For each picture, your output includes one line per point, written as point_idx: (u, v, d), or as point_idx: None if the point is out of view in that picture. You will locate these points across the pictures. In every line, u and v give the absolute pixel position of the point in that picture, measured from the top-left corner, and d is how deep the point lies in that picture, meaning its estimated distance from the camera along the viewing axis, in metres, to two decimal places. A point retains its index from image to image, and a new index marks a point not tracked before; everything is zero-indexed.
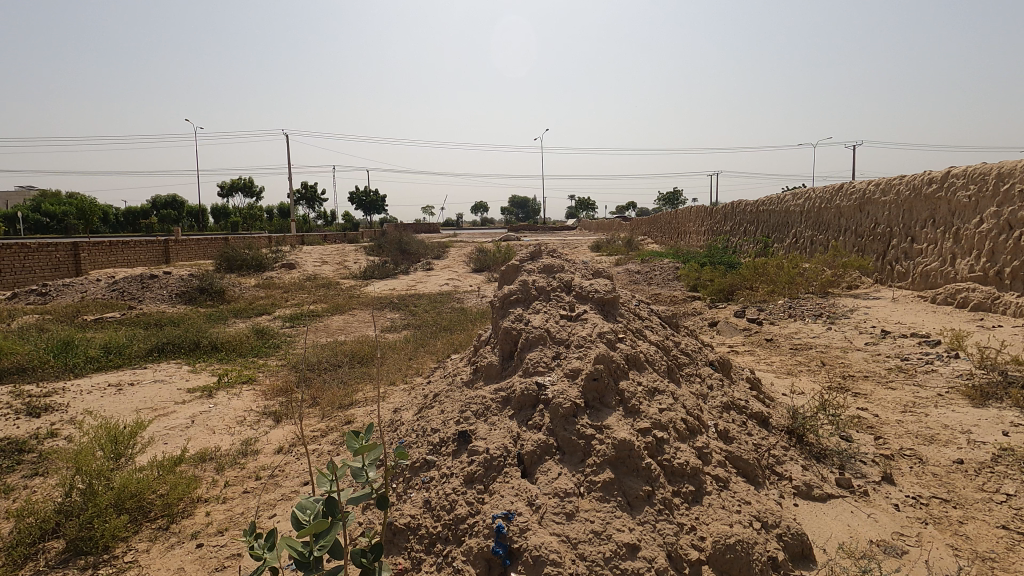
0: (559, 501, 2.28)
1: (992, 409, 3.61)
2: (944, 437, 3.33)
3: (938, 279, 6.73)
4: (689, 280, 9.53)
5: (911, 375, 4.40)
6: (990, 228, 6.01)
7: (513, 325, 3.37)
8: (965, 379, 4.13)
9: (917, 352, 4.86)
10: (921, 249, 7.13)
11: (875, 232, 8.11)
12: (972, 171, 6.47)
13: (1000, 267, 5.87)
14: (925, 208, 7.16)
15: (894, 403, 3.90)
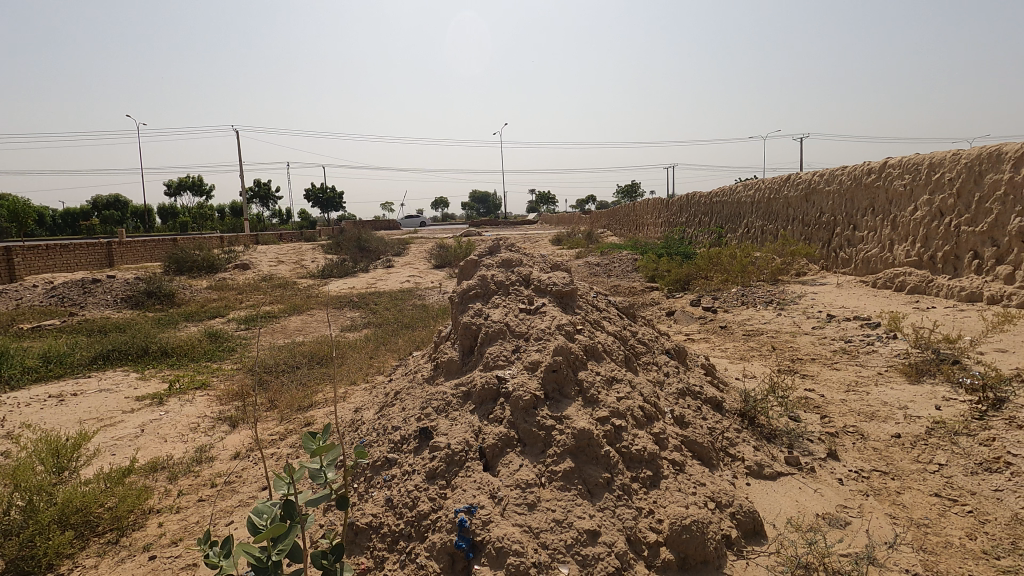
0: (520, 492, 2.31)
1: (926, 385, 3.84)
2: (883, 413, 3.53)
3: (878, 264, 7.09)
4: (648, 271, 9.71)
5: (854, 357, 4.63)
6: (924, 215, 6.35)
7: (473, 320, 3.37)
8: (902, 358, 4.37)
9: (859, 334, 5.12)
10: (862, 237, 7.50)
11: (821, 222, 8.48)
12: (907, 162, 6.80)
13: (933, 252, 6.22)
14: (864, 197, 7.52)
15: (838, 383, 4.10)
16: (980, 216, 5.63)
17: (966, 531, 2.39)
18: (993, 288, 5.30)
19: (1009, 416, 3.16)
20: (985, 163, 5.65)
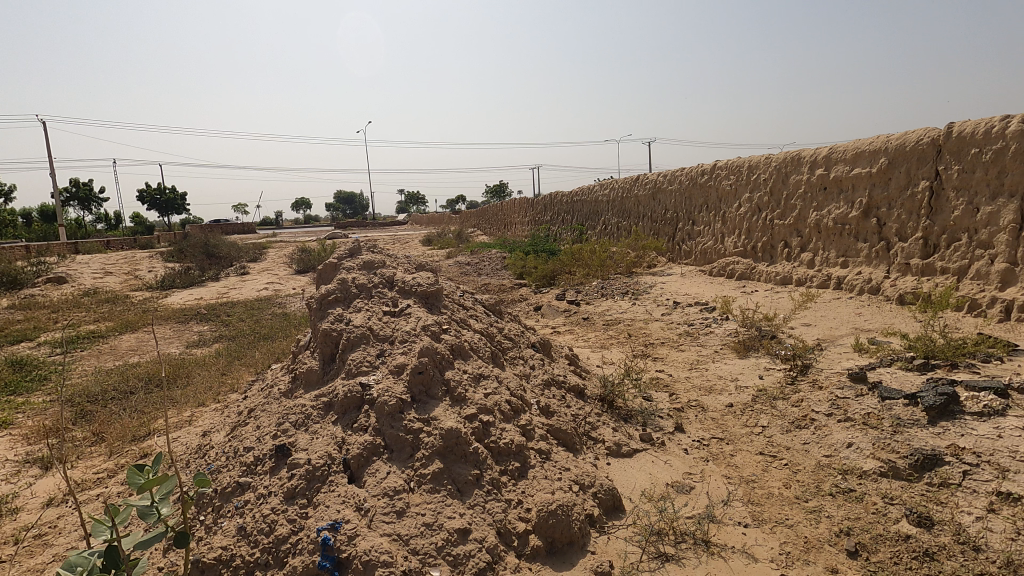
0: (388, 501, 2.24)
1: (751, 358, 4.40)
2: (719, 386, 3.98)
3: (713, 255, 7.99)
4: (516, 269, 10.00)
5: (695, 338, 5.17)
6: (746, 211, 7.28)
7: (333, 326, 3.20)
8: (733, 336, 4.98)
9: (699, 318, 5.73)
10: (699, 230, 8.41)
11: (666, 218, 9.36)
12: (731, 164, 7.74)
13: (754, 242, 7.16)
14: (700, 195, 8.44)
15: (683, 362, 4.56)
16: (788, 211, 6.58)
17: (783, 482, 2.78)
18: (799, 272, 6.24)
19: (812, 380, 3.73)
20: (789, 167, 6.59)
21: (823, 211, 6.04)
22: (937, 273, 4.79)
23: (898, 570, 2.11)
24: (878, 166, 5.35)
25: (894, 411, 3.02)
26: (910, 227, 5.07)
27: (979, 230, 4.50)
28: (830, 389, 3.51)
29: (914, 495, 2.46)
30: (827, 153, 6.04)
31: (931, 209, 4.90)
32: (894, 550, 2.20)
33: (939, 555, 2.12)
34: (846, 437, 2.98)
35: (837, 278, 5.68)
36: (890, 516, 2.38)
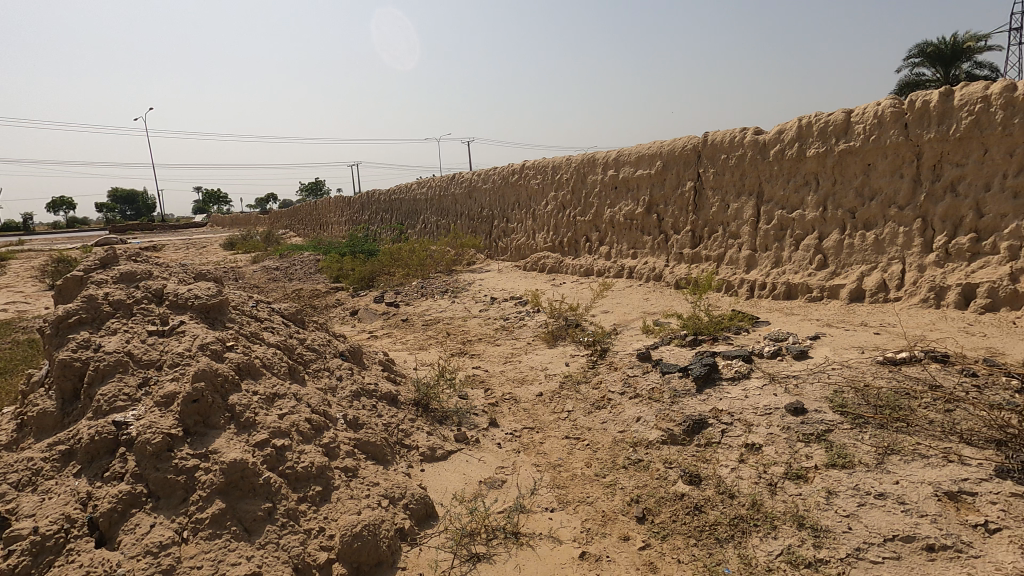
0: (151, 561, 1.87)
1: (559, 347, 4.68)
2: (530, 377, 4.16)
3: (526, 251, 8.40)
4: (332, 272, 9.40)
5: (510, 331, 5.35)
6: (552, 208, 7.79)
7: (75, 355, 2.59)
8: (543, 326, 5.24)
9: (513, 312, 5.95)
10: (513, 228, 8.80)
11: (483, 216, 9.62)
12: (538, 164, 8.20)
13: (560, 238, 7.68)
14: (512, 194, 8.82)
15: (498, 357, 4.68)
16: (587, 208, 7.18)
17: (585, 462, 2.98)
18: (599, 263, 6.86)
19: (609, 362, 4.09)
20: (586, 167, 7.19)
21: (615, 208, 6.71)
22: (702, 261, 5.62)
23: (675, 527, 2.39)
24: (656, 168, 6.10)
25: (671, 384, 3.44)
26: (682, 221, 5.87)
27: (729, 223, 5.38)
28: (623, 369, 3.87)
29: (687, 456, 2.80)
30: (616, 156, 6.71)
31: (696, 205, 5.73)
32: (672, 509, 2.48)
33: (705, 507, 2.45)
34: (636, 411, 3.30)
35: (629, 268, 6.37)
36: (669, 479, 2.68)
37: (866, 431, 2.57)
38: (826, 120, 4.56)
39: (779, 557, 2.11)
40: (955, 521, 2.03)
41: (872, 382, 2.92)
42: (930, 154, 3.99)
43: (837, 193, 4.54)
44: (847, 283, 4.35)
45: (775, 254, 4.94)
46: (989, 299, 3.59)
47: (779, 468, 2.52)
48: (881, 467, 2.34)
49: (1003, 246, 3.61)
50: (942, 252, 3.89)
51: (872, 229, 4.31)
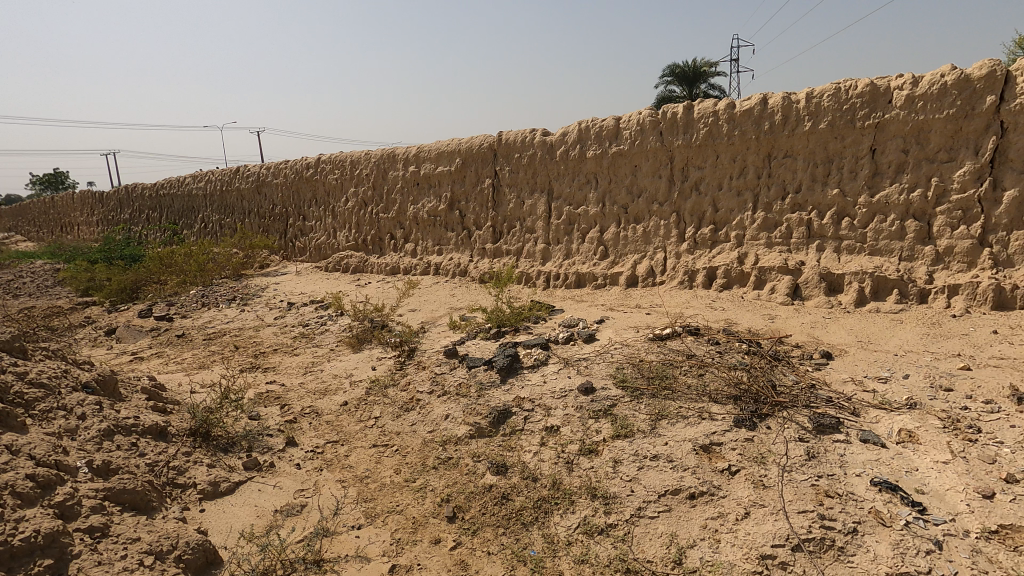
0: None
1: (365, 350, 4.44)
2: (333, 386, 3.87)
3: (327, 250, 7.88)
4: (78, 283, 7.68)
5: (310, 339, 4.93)
6: (353, 205, 7.42)
7: None
8: (347, 330, 4.91)
9: (314, 317, 5.51)
10: (311, 226, 8.18)
11: (276, 214, 8.78)
12: (334, 158, 7.71)
13: (364, 236, 7.36)
14: (307, 189, 8.19)
15: (297, 368, 4.27)
16: (390, 205, 6.99)
17: (394, 469, 2.86)
18: (405, 261, 6.73)
19: (417, 361, 4.01)
20: (386, 163, 6.99)
21: (418, 204, 6.64)
22: (503, 255, 5.86)
23: (485, 520, 2.42)
24: (456, 165, 6.17)
25: (478, 378, 3.50)
26: (483, 217, 6.05)
27: (526, 218, 5.70)
28: (431, 367, 3.82)
29: (495, 447, 2.87)
30: (416, 152, 6.63)
31: (495, 202, 5.95)
32: (481, 502, 2.52)
33: (512, 494, 2.53)
34: (445, 409, 3.28)
35: (436, 264, 6.37)
36: (477, 473, 2.72)
37: (642, 401, 2.92)
38: (600, 125, 5.08)
39: (577, 530, 2.27)
40: (708, 469, 2.40)
41: (645, 358, 3.33)
42: (679, 158, 4.70)
43: (612, 191, 5.09)
44: (624, 271, 4.92)
45: (566, 247, 5.38)
46: (725, 279, 4.37)
47: (575, 445, 2.72)
48: (654, 431, 2.67)
49: (732, 235, 4.42)
50: (692, 242, 4.63)
51: (641, 223, 4.94)
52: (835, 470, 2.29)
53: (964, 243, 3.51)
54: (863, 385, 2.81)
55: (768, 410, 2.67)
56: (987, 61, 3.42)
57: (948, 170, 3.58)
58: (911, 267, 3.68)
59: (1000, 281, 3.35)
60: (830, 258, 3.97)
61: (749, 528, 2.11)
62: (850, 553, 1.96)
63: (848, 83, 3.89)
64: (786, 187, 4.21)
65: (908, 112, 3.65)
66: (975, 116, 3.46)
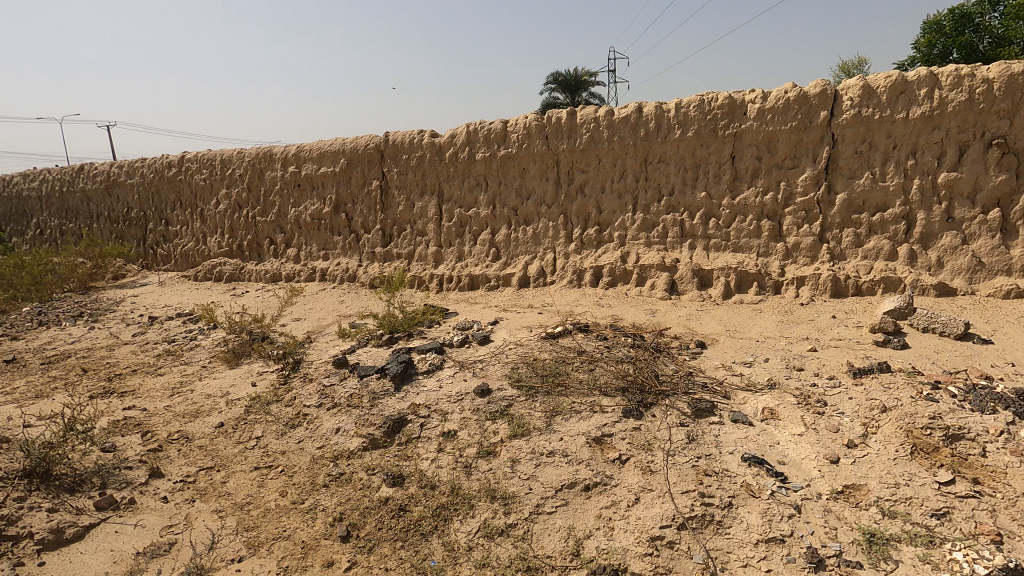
0: None
1: (243, 365, 4.07)
2: (207, 407, 3.51)
3: (196, 258, 7.16)
4: None
5: (177, 356, 4.43)
6: (225, 208, 6.81)
7: None
8: (222, 345, 4.48)
9: (181, 332, 4.97)
10: (176, 231, 7.40)
11: (132, 218, 7.83)
12: (201, 157, 7.03)
13: (239, 241, 6.78)
14: (170, 191, 7.40)
15: (161, 390, 3.81)
16: (268, 207, 6.52)
17: (279, 492, 2.65)
18: (287, 267, 6.31)
19: (303, 373, 3.75)
20: (263, 162, 6.50)
21: (300, 207, 6.26)
22: (394, 259, 5.70)
23: (381, 535, 2.32)
24: (340, 166, 5.89)
25: (370, 387, 3.36)
26: (371, 220, 5.83)
27: (416, 221, 5.59)
28: (318, 379, 3.60)
29: (390, 458, 2.76)
30: (295, 152, 6.24)
31: (383, 204, 5.77)
32: (377, 517, 2.41)
33: (409, 505, 2.44)
34: (335, 423, 3.10)
35: (321, 270, 6.04)
36: (372, 486, 2.60)
37: (537, 399, 2.97)
38: (488, 127, 5.11)
39: (477, 534, 2.25)
40: (602, 460, 2.50)
41: (539, 356, 3.39)
42: (565, 162, 4.87)
43: (502, 193, 5.15)
44: (516, 272, 5.00)
45: (458, 249, 5.35)
46: (610, 277, 4.60)
47: (473, 448, 2.70)
48: (550, 428, 2.73)
49: (615, 235, 4.66)
50: (579, 242, 4.81)
51: (530, 224, 5.04)
52: (712, 450, 2.48)
53: (807, 240, 4.00)
54: (732, 370, 3.08)
55: (652, 399, 2.84)
56: (820, 81, 3.92)
57: (793, 175, 4.05)
58: (767, 262, 4.12)
59: (836, 272, 3.86)
60: (701, 255, 4.33)
61: (640, 513, 2.22)
62: (727, 525, 2.13)
63: (710, 95, 4.26)
64: (661, 190, 4.52)
65: (760, 124, 4.08)
66: (812, 129, 3.95)
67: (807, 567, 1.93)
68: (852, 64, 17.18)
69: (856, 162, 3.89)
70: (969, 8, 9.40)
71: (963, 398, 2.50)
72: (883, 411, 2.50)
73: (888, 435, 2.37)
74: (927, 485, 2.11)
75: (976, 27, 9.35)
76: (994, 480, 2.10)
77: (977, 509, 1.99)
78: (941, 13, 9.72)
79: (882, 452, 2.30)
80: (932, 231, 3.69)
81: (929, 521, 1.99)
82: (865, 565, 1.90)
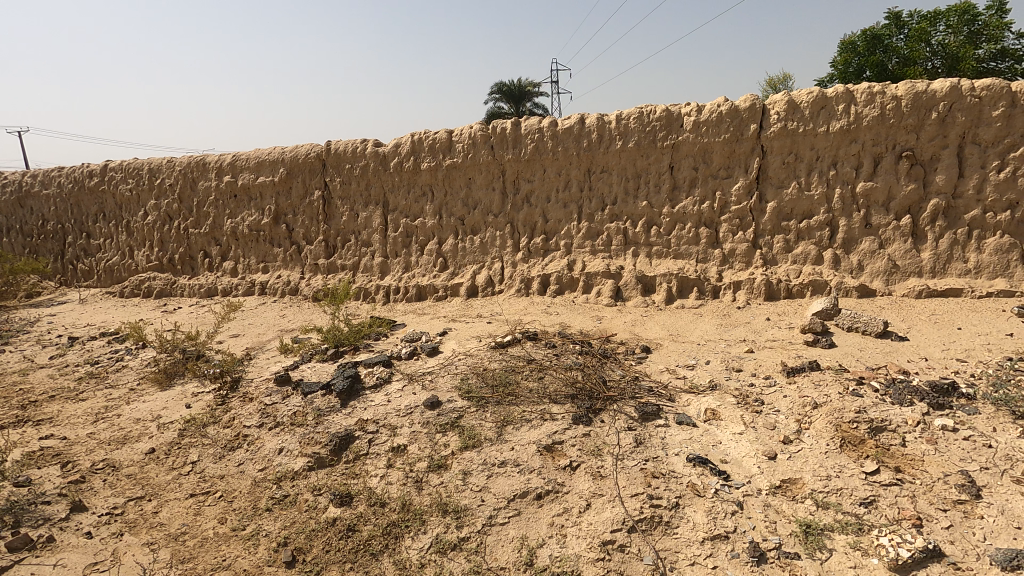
0: None
1: (176, 386, 3.84)
2: (136, 432, 3.29)
3: (121, 272, 6.72)
4: None
5: (102, 378, 4.13)
6: (155, 220, 6.45)
7: None
8: (152, 365, 4.22)
9: (107, 353, 4.64)
10: (99, 245, 6.93)
11: (48, 231, 7.28)
12: (127, 166, 6.64)
13: (170, 254, 6.42)
14: (92, 202, 6.94)
15: (84, 416, 3.54)
16: (202, 219, 6.22)
17: (217, 519, 2.52)
18: (224, 281, 6.03)
19: (242, 392, 3.58)
20: (195, 172, 6.21)
21: (237, 218, 6.01)
22: (338, 270, 5.56)
23: (329, 557, 2.24)
24: (279, 175, 5.70)
25: (315, 404, 3.24)
26: (313, 231, 5.67)
27: (361, 232, 5.48)
28: (259, 398, 3.44)
29: (337, 476, 2.68)
30: (231, 161, 5.99)
31: (326, 215, 5.62)
32: (324, 539, 2.33)
33: (358, 524, 2.37)
34: (278, 443, 2.98)
35: (261, 283, 5.81)
36: (319, 507, 2.51)
37: (488, 409, 2.96)
38: (433, 137, 5.08)
39: (429, 550, 2.21)
40: (553, 468, 2.52)
41: (489, 366, 3.39)
42: (511, 171, 4.91)
43: (448, 203, 5.13)
44: (464, 281, 4.98)
45: (405, 259, 5.29)
46: (558, 285, 4.67)
47: (423, 462, 2.66)
48: (501, 438, 2.73)
49: (561, 244, 4.74)
50: (526, 251, 4.86)
51: (478, 234, 5.05)
52: (658, 452, 2.55)
53: (742, 246, 4.20)
54: (675, 373, 3.18)
55: (600, 405, 2.89)
56: (749, 95, 4.13)
57: (727, 185, 4.24)
58: (706, 268, 4.29)
59: (769, 276, 4.07)
60: (644, 263, 4.46)
61: (591, 518, 2.25)
62: (675, 526, 2.19)
63: (649, 108, 4.41)
64: (605, 199, 4.63)
65: (696, 135, 4.25)
66: (744, 141, 4.16)
67: (749, 561, 2.01)
68: (777, 79, 18.31)
69: (784, 173, 4.13)
70: (878, 30, 10.21)
71: (884, 392, 2.69)
72: (814, 407, 2.65)
73: (819, 430, 2.51)
74: (855, 475, 2.25)
75: (886, 48, 10.16)
76: (913, 467, 2.26)
77: (899, 496, 2.14)
78: (855, 35, 10.50)
79: (815, 446, 2.43)
80: (853, 237, 3.96)
81: (859, 509, 2.12)
82: (802, 555, 2.00)
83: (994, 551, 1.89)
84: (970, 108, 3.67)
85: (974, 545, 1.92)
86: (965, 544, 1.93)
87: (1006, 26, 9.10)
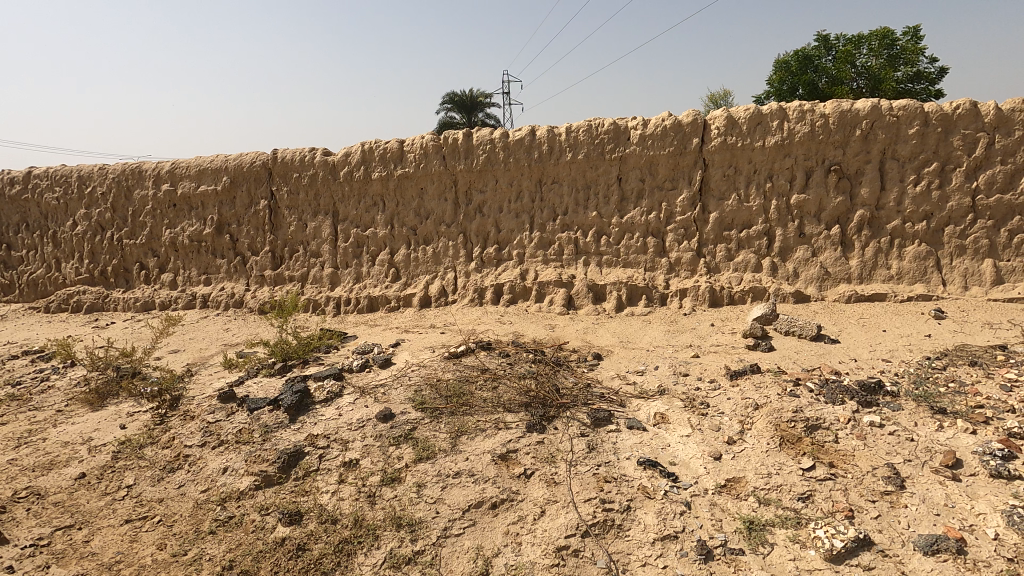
0: None
1: (110, 406, 3.62)
2: (64, 456, 3.08)
3: (47, 286, 6.30)
4: None
5: (25, 400, 3.85)
6: (85, 230, 6.08)
7: None
8: (82, 385, 3.96)
9: (30, 372, 4.33)
10: (21, 257, 6.47)
11: None
12: (53, 173, 6.25)
13: (102, 267, 6.06)
14: (13, 212, 6.49)
15: (5, 441, 3.29)
16: (138, 229, 5.92)
17: (156, 545, 2.39)
18: (162, 294, 5.75)
19: (182, 411, 3.42)
20: (131, 180, 5.92)
21: (176, 228, 5.75)
22: (286, 282, 5.41)
23: None
24: (222, 184, 5.51)
25: (261, 421, 3.13)
26: (259, 242, 5.50)
27: (309, 242, 5.35)
28: (201, 416, 3.29)
29: (285, 494, 2.60)
30: (169, 169, 5.74)
31: (272, 225, 5.46)
32: (273, 560, 2.25)
33: (308, 543, 2.31)
34: (221, 462, 2.86)
35: (202, 296, 5.57)
36: (267, 528, 2.42)
37: (441, 420, 2.94)
38: (384, 147, 5.04)
39: (383, 565, 2.18)
40: (507, 476, 2.53)
41: (442, 377, 3.37)
42: (462, 182, 4.93)
43: (399, 213, 5.09)
44: (417, 292, 4.95)
45: (355, 270, 5.20)
46: (511, 295, 4.71)
47: (376, 477, 2.61)
48: (455, 449, 2.72)
49: (514, 253, 4.78)
50: (479, 261, 4.87)
51: (430, 244, 5.03)
52: (610, 457, 2.61)
53: (687, 255, 4.36)
54: (626, 379, 3.26)
55: (553, 412, 2.93)
56: (691, 111, 4.32)
57: (672, 196, 4.40)
58: (654, 276, 4.43)
59: (712, 284, 4.25)
60: (594, 271, 4.57)
61: (546, 525, 2.28)
62: (627, 528, 2.24)
63: (597, 121, 4.54)
64: (556, 210, 4.71)
65: (642, 148, 4.40)
66: (687, 154, 4.33)
67: (697, 559, 2.08)
68: (717, 95, 19.15)
69: (724, 185, 4.32)
70: (809, 51, 10.86)
71: (818, 392, 2.85)
72: (756, 408, 2.77)
73: (760, 430, 2.63)
74: (793, 472, 2.37)
75: (816, 67, 10.82)
76: (845, 462, 2.40)
77: (833, 490, 2.27)
78: (788, 54, 11.12)
79: (756, 446, 2.55)
80: (788, 246, 4.19)
81: (797, 504, 2.24)
82: (746, 551, 2.09)
83: (916, 537, 2.03)
84: (890, 125, 3.96)
85: (899, 533, 2.06)
86: (891, 532, 2.07)
87: (921, 51, 9.91)
